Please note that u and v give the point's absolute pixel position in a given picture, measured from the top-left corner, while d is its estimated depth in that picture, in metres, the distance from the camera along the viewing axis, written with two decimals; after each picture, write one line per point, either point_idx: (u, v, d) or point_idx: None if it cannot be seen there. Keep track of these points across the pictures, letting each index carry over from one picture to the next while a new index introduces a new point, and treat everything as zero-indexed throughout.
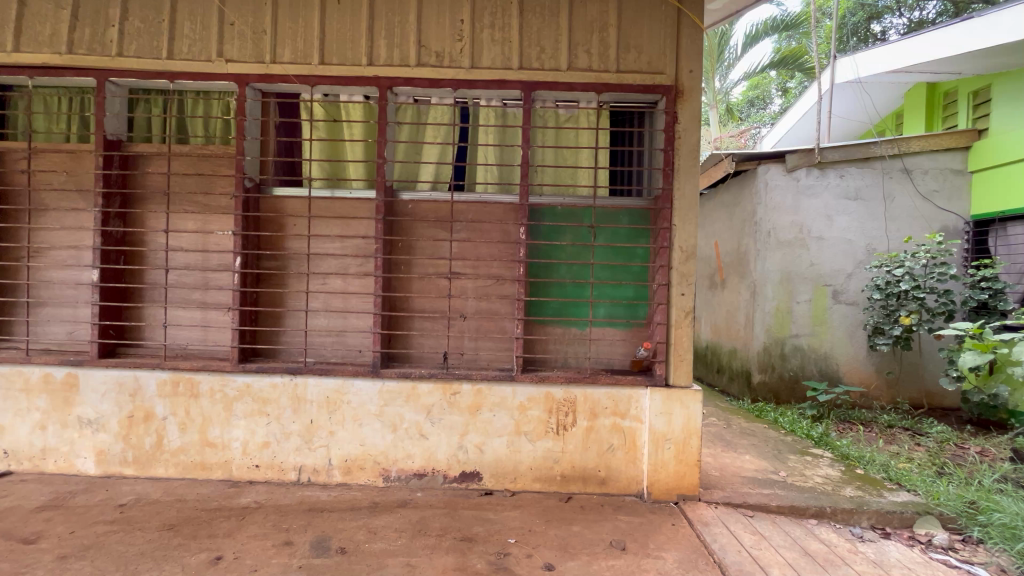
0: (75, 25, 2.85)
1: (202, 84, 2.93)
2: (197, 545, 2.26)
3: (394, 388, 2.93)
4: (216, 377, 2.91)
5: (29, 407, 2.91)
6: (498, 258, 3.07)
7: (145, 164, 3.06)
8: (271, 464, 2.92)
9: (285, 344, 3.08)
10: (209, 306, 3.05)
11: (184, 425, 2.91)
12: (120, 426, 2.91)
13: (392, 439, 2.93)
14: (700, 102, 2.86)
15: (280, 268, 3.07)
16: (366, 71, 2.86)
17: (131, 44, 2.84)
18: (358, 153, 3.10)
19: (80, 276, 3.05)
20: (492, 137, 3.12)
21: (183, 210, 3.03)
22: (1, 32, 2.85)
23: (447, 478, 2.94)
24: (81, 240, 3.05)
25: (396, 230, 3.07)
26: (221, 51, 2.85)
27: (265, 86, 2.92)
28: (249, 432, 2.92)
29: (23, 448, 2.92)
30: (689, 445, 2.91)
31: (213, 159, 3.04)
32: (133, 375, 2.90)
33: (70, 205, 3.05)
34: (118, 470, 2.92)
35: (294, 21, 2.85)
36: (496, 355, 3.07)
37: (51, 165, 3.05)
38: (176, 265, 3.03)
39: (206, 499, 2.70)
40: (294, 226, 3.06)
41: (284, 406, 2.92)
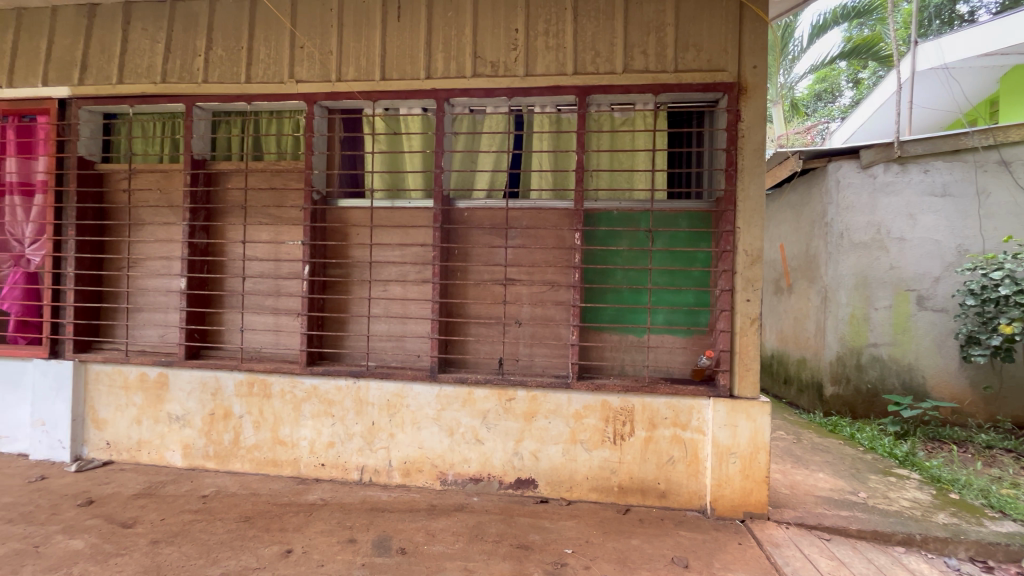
0: (168, 57, 3.14)
1: (276, 104, 3.14)
2: (269, 538, 2.39)
3: (451, 393, 2.97)
4: (287, 379, 3.09)
5: (127, 403, 3.22)
6: (552, 263, 3.06)
7: (225, 180, 3.31)
8: (335, 463, 3.06)
9: (349, 348, 3.22)
10: (281, 311, 3.25)
11: (258, 424, 3.11)
12: (203, 423, 3.15)
13: (449, 443, 2.98)
14: (765, 98, 2.72)
15: (345, 275, 3.22)
16: (424, 84, 2.95)
17: (215, 72, 3.10)
18: (417, 163, 3.19)
19: (170, 284, 3.35)
20: (547, 143, 3.11)
21: (258, 223, 3.25)
22: (107, 66, 3.19)
23: (503, 483, 2.95)
24: (171, 251, 3.34)
25: (453, 237, 3.14)
26: (292, 73, 3.04)
27: (332, 104, 3.09)
28: (316, 432, 3.07)
29: (122, 440, 3.23)
30: (756, 461, 2.75)
31: (284, 174, 3.25)
32: (215, 376, 3.13)
33: (162, 220, 3.35)
34: (202, 464, 3.15)
35: (357, 41, 3.00)
36: (551, 362, 3.05)
37: (147, 184, 3.38)
38: (252, 273, 3.26)
39: (278, 494, 2.85)
40: (357, 235, 3.21)
41: (348, 407, 3.04)
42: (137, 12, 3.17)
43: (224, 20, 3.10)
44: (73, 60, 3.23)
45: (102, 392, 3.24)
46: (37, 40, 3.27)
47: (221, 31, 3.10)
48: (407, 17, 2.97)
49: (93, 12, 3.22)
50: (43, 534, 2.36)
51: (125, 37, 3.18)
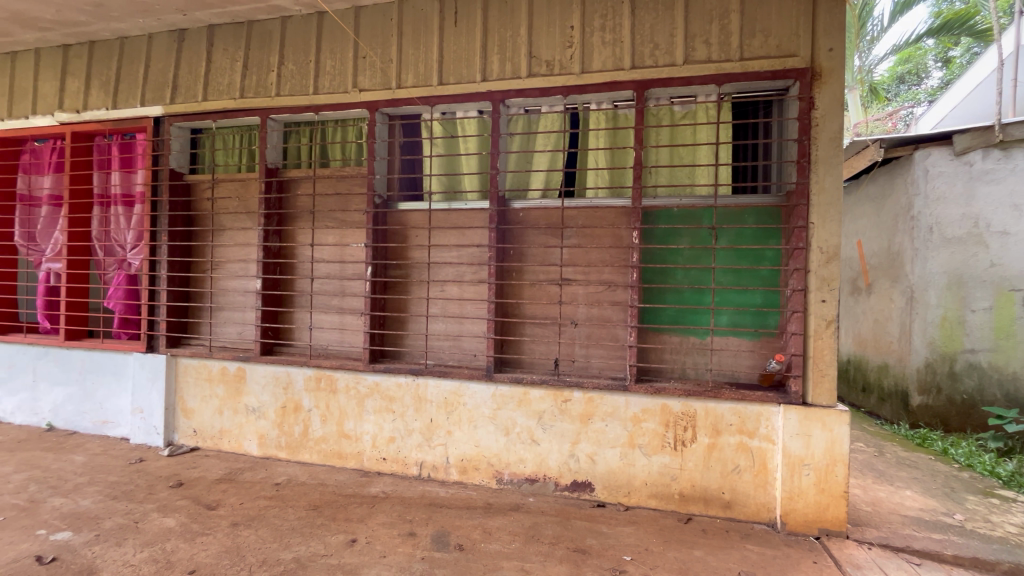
0: (245, 74, 3.38)
1: (341, 113, 3.29)
2: (336, 527, 2.51)
3: (507, 392, 2.99)
4: (351, 375, 3.23)
5: (211, 394, 3.49)
6: (609, 263, 3.00)
7: (295, 187, 3.52)
8: (396, 458, 3.16)
9: (408, 347, 3.31)
10: (346, 311, 3.41)
11: (325, 417, 3.27)
12: (276, 415, 3.36)
13: (505, 442, 3.00)
14: (843, 82, 2.52)
15: (404, 276, 3.32)
16: (480, 87, 2.99)
17: (286, 85, 3.30)
18: (473, 165, 3.23)
19: (248, 284, 3.60)
20: (603, 140, 3.06)
21: (325, 226, 3.43)
22: (194, 85, 3.49)
23: (559, 485, 2.92)
24: (248, 254, 3.60)
25: (509, 238, 3.15)
26: (356, 82, 3.18)
27: (392, 110, 3.20)
28: (378, 427, 3.18)
29: (206, 428, 3.51)
30: (833, 474, 2.55)
31: (348, 180, 3.40)
32: (287, 371, 3.33)
33: (241, 225, 3.62)
34: (275, 453, 3.36)
35: (416, 48, 3.09)
36: (608, 364, 2.99)
37: (228, 193, 3.65)
38: (319, 274, 3.43)
39: (343, 486, 2.99)
40: (416, 237, 3.30)
41: (407, 404, 3.14)
42: (218, 33, 3.44)
43: (294, 36, 3.29)
44: (166, 81, 3.55)
45: (190, 384, 3.54)
46: (136, 65, 3.63)
47: (292, 47, 3.30)
48: (463, 22, 3.02)
49: (182, 37, 3.52)
50: (142, 511, 2.60)
51: (209, 57, 3.46)
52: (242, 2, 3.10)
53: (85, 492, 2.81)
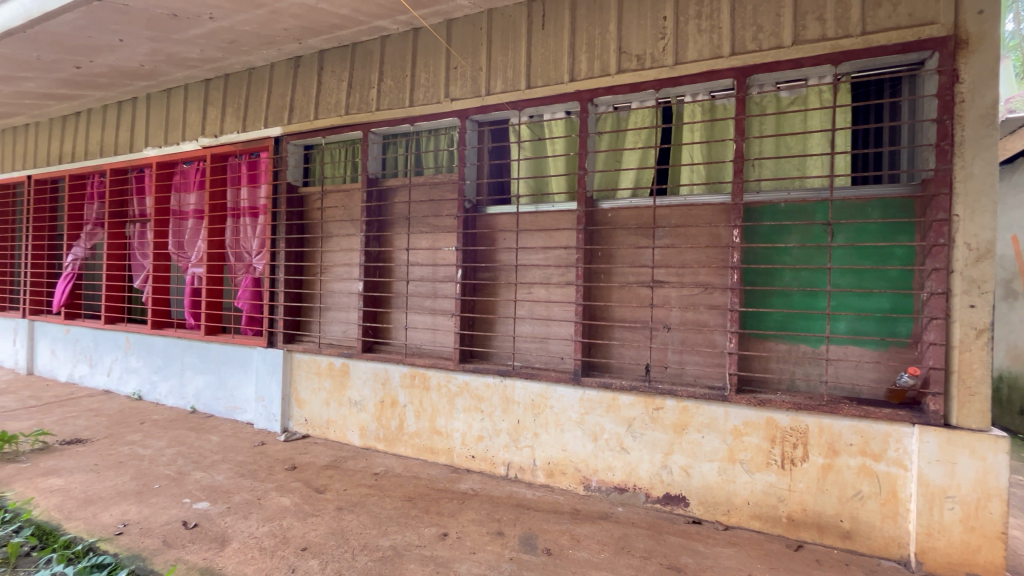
0: (350, 92, 3.67)
1: (433, 123, 3.46)
2: (429, 519, 2.61)
3: (595, 397, 2.92)
4: (443, 374, 3.36)
5: (320, 387, 3.82)
6: (705, 263, 2.82)
7: (392, 195, 3.74)
8: (484, 457, 3.22)
9: (496, 348, 3.37)
10: (438, 312, 3.55)
11: (419, 413, 3.43)
12: (375, 409, 3.59)
13: (592, 448, 2.93)
14: (998, 49, 2.14)
15: (493, 279, 3.39)
16: (568, 88, 2.97)
17: (385, 100, 3.53)
18: (561, 167, 3.20)
19: (351, 286, 3.89)
20: (699, 134, 2.88)
21: (420, 231, 3.60)
22: (308, 106, 3.85)
23: (650, 497, 2.79)
24: (352, 259, 3.89)
25: (597, 239, 3.09)
26: (448, 92, 3.31)
27: (482, 117, 3.29)
28: (468, 425, 3.27)
29: (316, 418, 3.84)
30: (986, 510, 2.17)
31: (440, 187, 3.54)
32: (385, 368, 3.55)
33: (346, 232, 3.92)
34: (374, 444, 3.59)
35: (505, 54, 3.14)
36: (704, 371, 2.81)
37: (335, 202, 3.98)
38: (414, 277, 3.62)
39: (434, 480, 3.11)
40: (504, 240, 3.36)
41: (496, 404, 3.19)
42: (327, 57, 3.76)
43: (393, 53, 3.51)
44: (284, 105, 3.96)
45: (302, 377, 3.90)
46: (261, 92, 4.10)
47: (390, 64, 3.52)
48: (551, 24, 3.01)
49: (298, 63, 3.91)
50: (264, 490, 2.91)
51: (319, 80, 3.80)
52: (348, 26, 3.37)
53: (219, 468, 3.21)
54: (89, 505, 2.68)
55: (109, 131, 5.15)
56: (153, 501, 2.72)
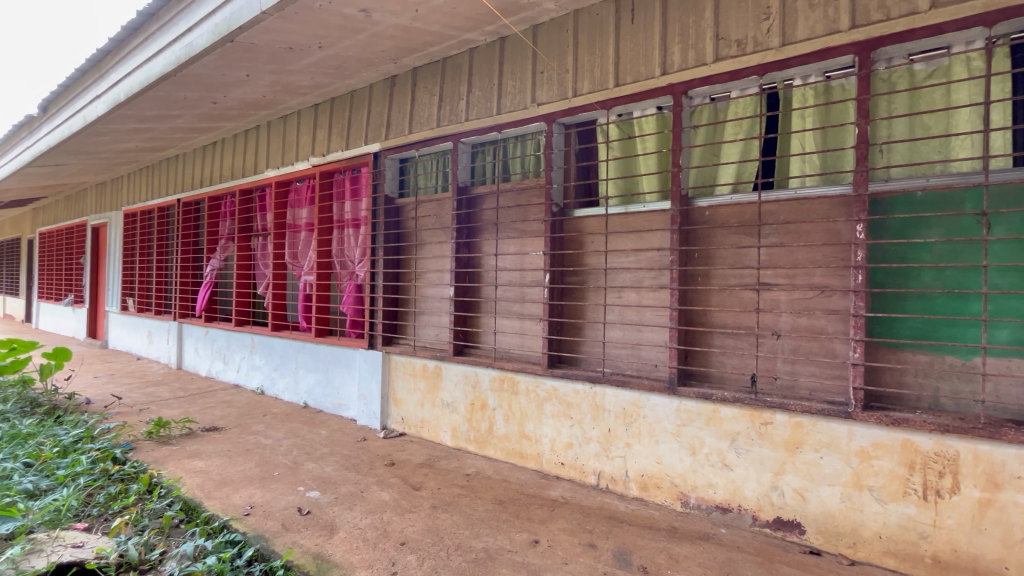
0: (441, 105, 3.82)
1: (521, 129, 3.49)
2: (520, 524, 2.61)
3: (693, 408, 2.73)
4: (532, 378, 3.35)
5: (415, 387, 4.01)
6: (821, 263, 2.53)
7: (481, 202, 3.82)
8: (574, 464, 3.16)
9: (586, 353, 3.29)
10: (526, 316, 3.56)
11: (508, 417, 3.45)
12: (466, 410, 3.68)
13: (691, 463, 2.74)
14: None
15: (582, 283, 3.32)
16: (660, 82, 2.83)
17: (474, 110, 3.62)
18: (652, 165, 3.06)
19: (443, 291, 4.04)
20: (812, 120, 2.60)
21: (508, 236, 3.64)
22: (403, 121, 4.08)
23: (757, 520, 2.55)
24: (443, 265, 4.04)
25: (693, 239, 2.90)
26: (535, 97, 3.32)
27: (569, 119, 3.26)
28: (557, 432, 3.23)
29: (411, 417, 4.03)
30: None
31: (528, 192, 3.56)
32: (475, 371, 3.63)
33: (438, 239, 4.09)
34: (465, 445, 3.68)
35: (592, 54, 3.08)
36: (821, 384, 2.51)
37: (427, 211, 4.17)
38: (503, 282, 3.66)
39: (524, 485, 3.11)
40: (592, 243, 3.28)
41: (585, 411, 3.11)
42: (420, 74, 3.96)
43: (481, 63, 3.60)
44: (382, 122, 4.23)
45: (399, 377, 4.12)
46: (361, 112, 4.42)
47: (478, 74, 3.61)
48: (640, 18, 2.90)
49: (394, 82, 4.16)
50: (366, 483, 3.10)
51: (413, 96, 4.01)
52: (439, 42, 3.52)
53: (327, 460, 3.48)
54: (224, 486, 3.03)
55: (239, 157, 5.86)
56: (273, 487, 3.02)
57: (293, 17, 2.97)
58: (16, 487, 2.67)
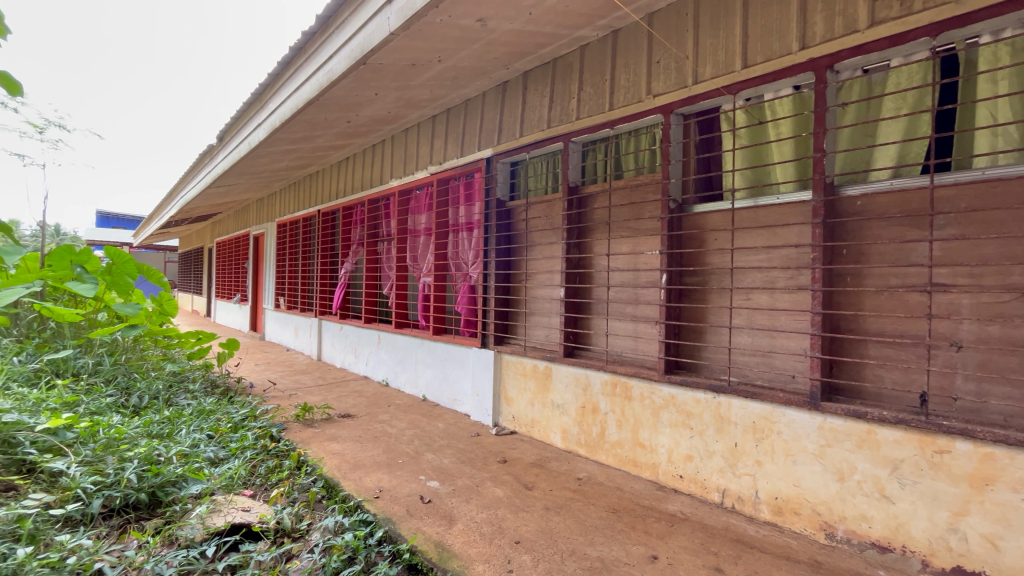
0: (551, 105, 3.81)
1: (635, 123, 3.36)
2: (636, 536, 2.49)
3: (841, 427, 2.38)
4: (646, 384, 3.18)
5: (525, 387, 4.05)
6: (1020, 259, 2.05)
7: (592, 201, 3.74)
8: (694, 478, 2.95)
9: (708, 360, 3.05)
10: (640, 319, 3.41)
11: (621, 423, 3.33)
12: (577, 413, 3.62)
13: (838, 490, 2.40)
14: None
15: (703, 284, 3.09)
16: (798, 58, 2.50)
17: (585, 107, 3.54)
18: (787, 153, 2.75)
19: (553, 292, 4.03)
20: (1005, 84, 2.13)
21: (620, 236, 3.52)
22: (514, 124, 4.15)
23: (929, 566, 2.14)
24: (554, 266, 4.03)
25: (840, 234, 2.54)
26: (650, 88, 3.14)
27: (688, 109, 3.05)
28: (674, 442, 3.04)
29: (523, 416, 4.09)
30: None
31: (641, 188, 3.41)
32: (586, 374, 3.56)
33: (548, 240, 4.09)
34: (576, 449, 3.63)
35: (715, 35, 2.82)
36: (1021, 408, 2.04)
37: (538, 213, 4.20)
38: (615, 283, 3.54)
39: (640, 496, 2.97)
40: (715, 240, 3.03)
41: (708, 422, 2.88)
42: (531, 77, 3.99)
43: (592, 59, 3.51)
44: (494, 127, 4.36)
45: (510, 376, 4.20)
46: (474, 119, 4.60)
47: (590, 71, 3.52)
48: None
49: (505, 87, 4.25)
50: (481, 478, 3.20)
51: (524, 99, 4.06)
52: (551, 43, 3.52)
53: (445, 452, 3.67)
54: (357, 469, 3.34)
55: (367, 170, 6.47)
56: (398, 474, 3.25)
57: (416, 34, 3.17)
58: (202, 454, 3.11)
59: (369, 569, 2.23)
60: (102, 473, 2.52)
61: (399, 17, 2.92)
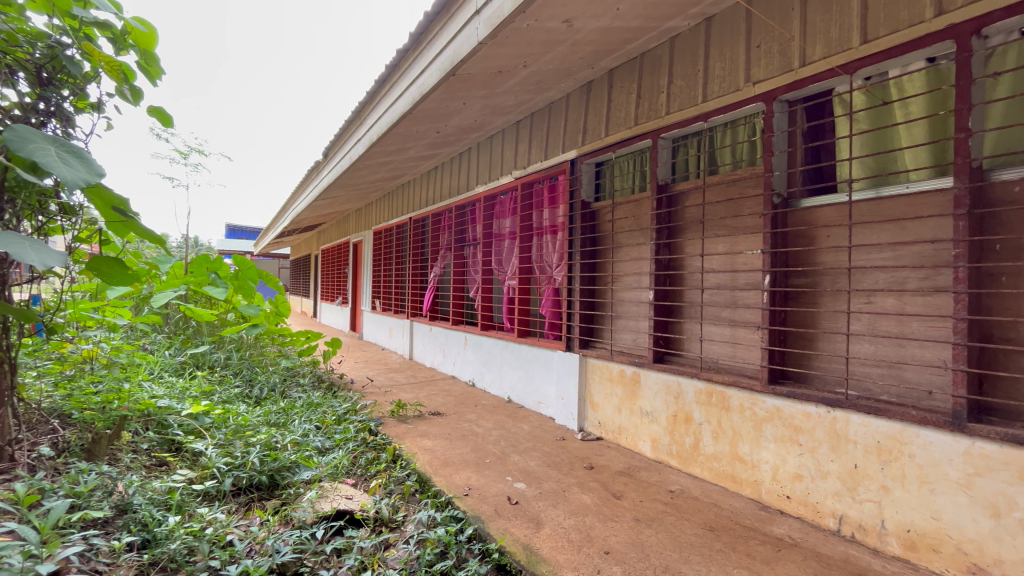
0: (638, 102, 3.68)
1: (732, 114, 3.15)
2: (737, 559, 2.31)
3: (995, 454, 2.02)
4: (747, 394, 2.94)
5: (612, 393, 3.95)
6: None
7: (684, 199, 3.56)
8: (804, 500, 2.67)
9: (820, 370, 2.76)
10: (738, 324, 3.17)
11: (717, 435, 3.11)
12: (668, 422, 3.45)
13: (991, 528, 2.03)
14: None
15: (813, 286, 2.80)
16: (932, 26, 2.18)
17: (675, 101, 3.38)
18: (918, 135, 2.41)
19: (640, 295, 3.88)
20: None
21: (715, 235, 3.31)
22: (599, 124, 4.07)
23: None
24: (641, 268, 3.89)
25: (990, 227, 2.17)
26: (749, 76, 2.92)
27: (794, 94, 2.79)
28: (780, 459, 2.78)
29: (609, 423, 3.99)
30: None
31: (741, 183, 3.19)
32: (677, 381, 3.38)
33: (636, 242, 3.96)
34: (667, 459, 3.46)
35: (826, 11, 2.55)
36: None
37: (625, 213, 4.08)
38: (710, 285, 3.33)
39: (740, 515, 2.75)
40: (828, 237, 2.74)
41: (820, 439, 2.59)
42: (616, 74, 3.89)
43: (682, 50, 3.34)
44: (578, 128, 4.31)
45: (596, 381, 4.12)
46: (558, 122, 4.59)
47: (680, 63, 3.35)
48: None
49: (589, 87, 4.19)
50: (567, 483, 3.17)
51: (609, 98, 3.97)
52: (638, 37, 3.41)
53: (531, 455, 3.68)
54: (447, 466, 3.46)
55: (455, 177, 6.72)
56: (486, 473, 3.32)
57: (503, 41, 3.22)
58: (312, 443, 3.41)
59: (460, 565, 2.30)
60: (232, 455, 2.86)
61: (488, 26, 3.00)
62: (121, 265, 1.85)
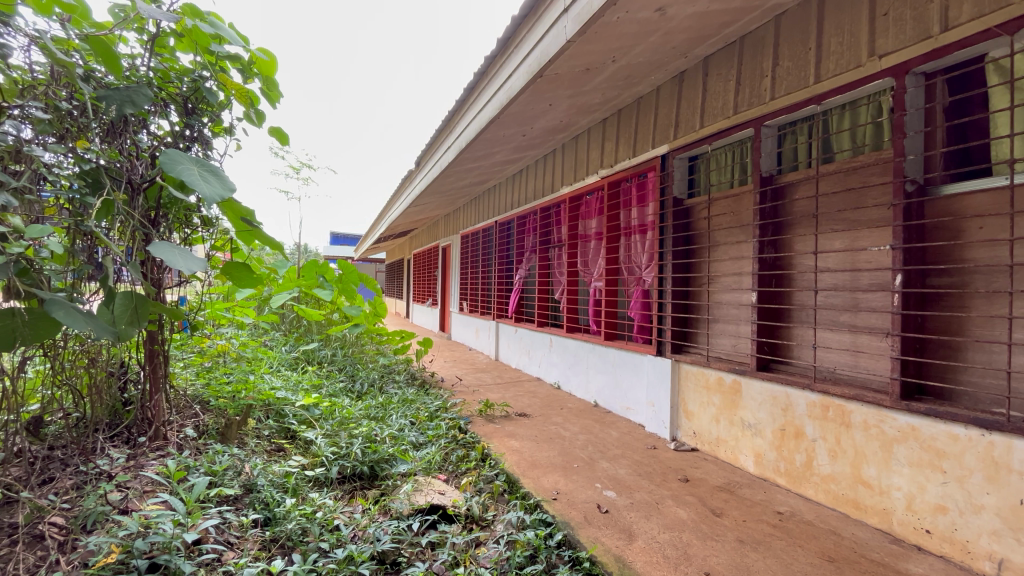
0: (738, 89, 3.41)
1: (852, 94, 2.80)
2: None
3: None
4: (872, 410, 2.60)
5: (709, 401, 3.69)
6: None
7: (792, 191, 3.25)
8: (949, 537, 2.29)
9: (969, 386, 2.36)
10: (860, 330, 2.82)
11: (835, 454, 2.78)
12: (774, 436, 3.15)
13: None
14: None
15: (959, 286, 2.40)
16: None
17: (782, 84, 3.08)
18: None
19: (741, 297, 3.60)
20: None
21: (832, 230, 2.97)
22: (693, 115, 3.84)
23: None
24: (742, 268, 3.60)
25: None
26: (874, 49, 2.58)
27: (933, 64, 2.41)
28: (917, 486, 2.41)
29: (706, 433, 3.74)
30: None
31: (864, 170, 2.83)
32: (785, 392, 3.08)
33: (735, 239, 3.68)
34: (773, 477, 3.17)
35: None
36: None
37: (723, 209, 3.81)
38: (825, 286, 3.00)
39: (866, 546, 2.43)
40: (979, 230, 2.34)
41: (972, 467, 2.21)
42: (712, 61, 3.65)
43: (790, 28, 3.04)
44: (670, 122, 4.11)
45: (691, 389, 3.88)
46: (648, 116, 4.41)
47: (787, 42, 3.06)
48: None
49: (682, 78, 3.97)
50: (661, 495, 3.01)
51: (704, 87, 3.73)
52: (738, 19, 3.17)
53: (620, 462, 3.56)
54: (534, 468, 3.45)
55: (540, 179, 6.74)
56: (574, 478, 3.26)
57: (593, 37, 3.16)
58: (407, 438, 3.59)
59: (551, 570, 2.27)
60: (338, 445, 3.10)
61: (577, 22, 2.96)
62: (248, 270, 2.06)
